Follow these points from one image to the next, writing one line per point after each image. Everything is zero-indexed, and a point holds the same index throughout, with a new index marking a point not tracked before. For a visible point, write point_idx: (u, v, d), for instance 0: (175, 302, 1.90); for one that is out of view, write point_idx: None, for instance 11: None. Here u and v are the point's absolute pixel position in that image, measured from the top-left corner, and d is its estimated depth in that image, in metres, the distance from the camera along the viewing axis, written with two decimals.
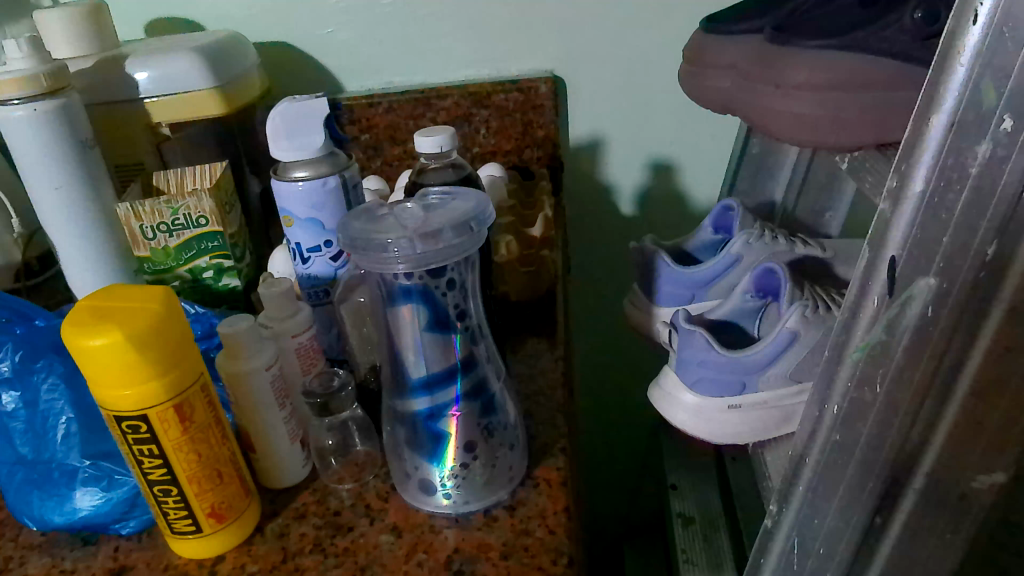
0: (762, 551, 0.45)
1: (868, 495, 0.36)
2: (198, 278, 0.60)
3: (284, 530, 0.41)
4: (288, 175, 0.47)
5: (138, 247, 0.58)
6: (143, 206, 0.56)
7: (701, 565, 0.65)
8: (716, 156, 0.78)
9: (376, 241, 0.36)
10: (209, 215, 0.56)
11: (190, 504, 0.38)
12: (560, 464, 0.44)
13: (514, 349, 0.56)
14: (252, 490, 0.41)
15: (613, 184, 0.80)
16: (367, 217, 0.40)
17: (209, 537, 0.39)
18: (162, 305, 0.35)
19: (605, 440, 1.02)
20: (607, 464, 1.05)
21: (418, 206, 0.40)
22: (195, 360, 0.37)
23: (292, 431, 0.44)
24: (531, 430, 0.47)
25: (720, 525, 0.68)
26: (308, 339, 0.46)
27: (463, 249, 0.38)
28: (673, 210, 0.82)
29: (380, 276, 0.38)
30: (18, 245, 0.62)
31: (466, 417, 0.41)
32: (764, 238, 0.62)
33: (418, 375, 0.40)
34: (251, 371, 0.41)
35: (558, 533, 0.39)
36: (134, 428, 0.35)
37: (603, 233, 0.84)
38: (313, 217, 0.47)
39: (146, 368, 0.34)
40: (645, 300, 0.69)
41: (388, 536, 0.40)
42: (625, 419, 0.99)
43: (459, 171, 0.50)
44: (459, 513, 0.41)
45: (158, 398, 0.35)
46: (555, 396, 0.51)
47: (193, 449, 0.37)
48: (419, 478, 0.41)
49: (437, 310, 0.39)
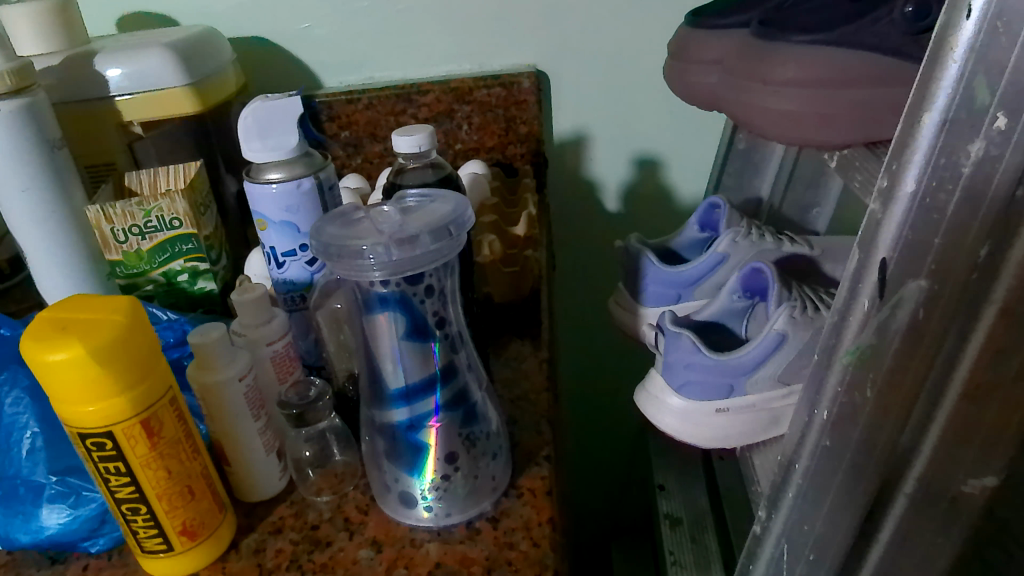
0: (751, 556, 0.44)
1: (859, 498, 0.36)
2: (172, 281, 0.59)
3: (259, 545, 0.40)
4: (261, 177, 0.45)
5: (110, 250, 0.57)
6: (114, 208, 0.55)
7: (689, 567, 0.65)
8: (703, 151, 0.77)
9: (350, 248, 0.35)
10: (183, 216, 0.56)
11: (160, 522, 0.36)
12: (544, 472, 0.43)
13: (498, 352, 0.55)
14: (226, 505, 0.40)
15: (598, 179, 0.79)
16: (343, 222, 0.39)
17: (182, 555, 0.38)
18: (127, 316, 0.34)
19: (592, 443, 1.01)
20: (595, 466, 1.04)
21: (395, 210, 0.39)
22: (163, 373, 0.36)
23: (268, 442, 0.42)
24: (514, 437, 0.46)
25: (708, 525, 0.68)
26: (284, 346, 0.44)
27: (441, 254, 0.37)
28: (659, 206, 0.81)
29: (357, 283, 0.37)
30: None
31: (446, 427, 0.39)
32: (751, 236, 0.61)
33: (397, 385, 0.38)
34: (223, 382, 0.39)
35: (543, 546, 0.38)
36: (99, 446, 0.34)
37: (589, 231, 0.83)
38: (288, 220, 0.46)
39: (111, 384, 0.33)
40: (632, 300, 0.68)
41: (368, 551, 0.39)
42: (613, 421, 0.98)
43: (439, 171, 0.49)
44: (441, 525, 0.40)
45: (124, 414, 0.34)
46: (539, 401, 0.50)
47: (162, 465, 0.35)
48: (400, 491, 0.40)
49: (414, 319, 0.37)
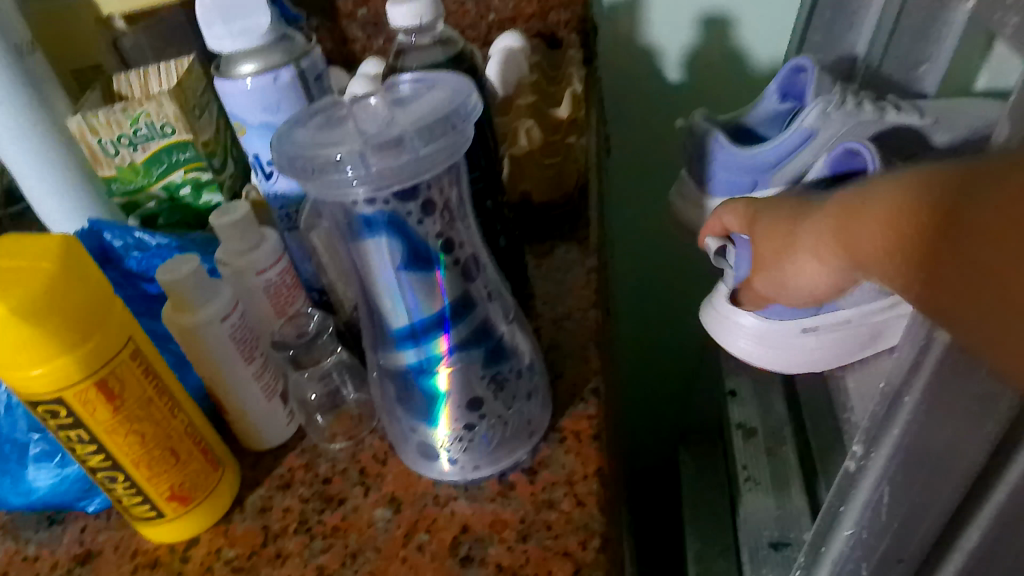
0: (841, 497, 0.37)
1: (988, 438, 0.28)
2: (175, 196, 0.53)
3: (266, 504, 0.35)
4: (233, 72, 0.37)
5: (101, 166, 0.50)
6: (97, 118, 0.48)
7: (765, 485, 0.59)
8: (784, 6, 0.64)
9: (321, 158, 0.28)
10: (175, 122, 0.49)
11: (144, 489, 0.31)
12: (592, 411, 0.36)
13: (540, 261, 0.48)
14: (223, 460, 0.35)
15: (656, 45, 0.67)
16: (321, 121, 0.31)
17: (176, 521, 0.33)
18: (60, 263, 0.27)
19: (658, 358, 0.91)
20: (655, 385, 0.94)
21: (384, 103, 0.31)
22: (120, 321, 0.29)
23: (268, 386, 0.36)
24: (554, 368, 0.39)
25: (786, 436, 0.62)
26: (279, 274, 0.37)
27: (441, 157, 0.29)
28: (730, 74, 0.68)
29: (337, 203, 0.29)
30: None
31: (464, 369, 0.32)
32: (847, 105, 0.48)
33: (401, 323, 0.31)
34: (202, 325, 0.33)
35: (589, 505, 0.32)
36: (53, 414, 0.28)
37: (648, 109, 0.71)
38: (269, 122, 0.38)
39: (50, 344, 0.27)
40: (697, 190, 0.58)
41: (385, 512, 0.33)
42: (681, 331, 0.88)
43: (449, 48, 0.39)
44: (468, 479, 0.34)
45: (75, 377, 0.28)
46: (586, 320, 0.42)
47: (134, 429, 0.30)
48: (418, 442, 0.34)
49: (413, 244, 0.29)
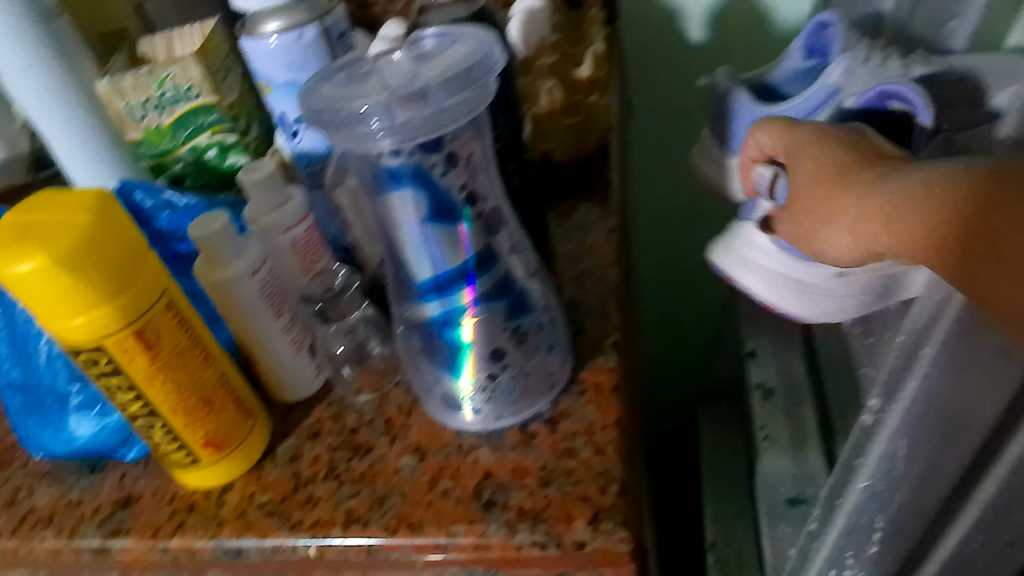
0: (858, 450, 0.37)
1: None
2: (201, 159, 0.53)
3: (296, 452, 0.36)
4: (256, 30, 0.38)
5: (130, 129, 0.51)
6: (125, 81, 0.49)
7: (783, 444, 0.60)
8: None
9: (348, 112, 0.29)
10: (200, 84, 0.49)
11: (181, 436, 0.33)
12: (612, 364, 0.37)
13: (562, 219, 0.48)
14: (255, 410, 0.36)
15: (679, 4, 0.66)
16: (345, 76, 0.32)
17: (211, 467, 0.34)
18: (97, 216, 0.29)
19: (678, 320, 0.92)
20: (675, 347, 0.95)
21: (407, 58, 0.31)
22: (155, 274, 0.30)
23: (296, 340, 0.37)
24: (575, 323, 0.40)
25: (805, 397, 0.62)
26: (304, 231, 0.38)
27: (464, 110, 0.29)
28: (754, 33, 0.67)
29: (364, 156, 0.30)
30: (24, 133, 0.54)
31: (488, 321, 0.33)
32: (873, 61, 0.46)
33: (425, 276, 0.32)
34: (232, 278, 0.34)
35: (608, 454, 0.33)
36: (94, 362, 0.30)
37: (671, 70, 0.71)
38: (293, 80, 0.39)
39: (90, 293, 0.28)
40: (718, 149, 0.58)
41: (411, 460, 0.35)
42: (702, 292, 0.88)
43: (471, 5, 0.39)
44: (491, 429, 0.35)
45: (113, 326, 0.29)
46: (607, 277, 0.43)
47: (171, 378, 0.31)
48: (442, 392, 0.35)
49: (437, 197, 0.30)
